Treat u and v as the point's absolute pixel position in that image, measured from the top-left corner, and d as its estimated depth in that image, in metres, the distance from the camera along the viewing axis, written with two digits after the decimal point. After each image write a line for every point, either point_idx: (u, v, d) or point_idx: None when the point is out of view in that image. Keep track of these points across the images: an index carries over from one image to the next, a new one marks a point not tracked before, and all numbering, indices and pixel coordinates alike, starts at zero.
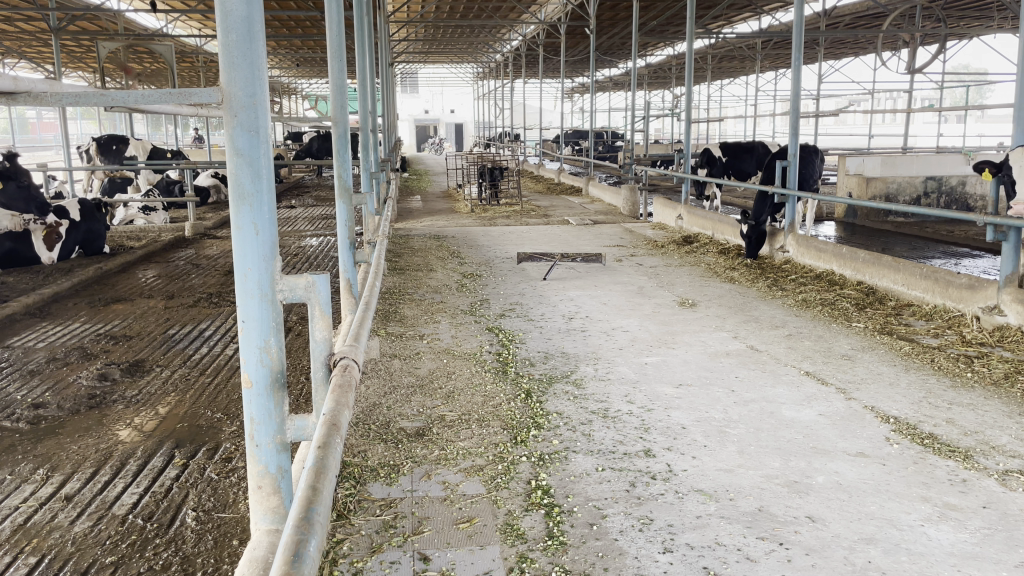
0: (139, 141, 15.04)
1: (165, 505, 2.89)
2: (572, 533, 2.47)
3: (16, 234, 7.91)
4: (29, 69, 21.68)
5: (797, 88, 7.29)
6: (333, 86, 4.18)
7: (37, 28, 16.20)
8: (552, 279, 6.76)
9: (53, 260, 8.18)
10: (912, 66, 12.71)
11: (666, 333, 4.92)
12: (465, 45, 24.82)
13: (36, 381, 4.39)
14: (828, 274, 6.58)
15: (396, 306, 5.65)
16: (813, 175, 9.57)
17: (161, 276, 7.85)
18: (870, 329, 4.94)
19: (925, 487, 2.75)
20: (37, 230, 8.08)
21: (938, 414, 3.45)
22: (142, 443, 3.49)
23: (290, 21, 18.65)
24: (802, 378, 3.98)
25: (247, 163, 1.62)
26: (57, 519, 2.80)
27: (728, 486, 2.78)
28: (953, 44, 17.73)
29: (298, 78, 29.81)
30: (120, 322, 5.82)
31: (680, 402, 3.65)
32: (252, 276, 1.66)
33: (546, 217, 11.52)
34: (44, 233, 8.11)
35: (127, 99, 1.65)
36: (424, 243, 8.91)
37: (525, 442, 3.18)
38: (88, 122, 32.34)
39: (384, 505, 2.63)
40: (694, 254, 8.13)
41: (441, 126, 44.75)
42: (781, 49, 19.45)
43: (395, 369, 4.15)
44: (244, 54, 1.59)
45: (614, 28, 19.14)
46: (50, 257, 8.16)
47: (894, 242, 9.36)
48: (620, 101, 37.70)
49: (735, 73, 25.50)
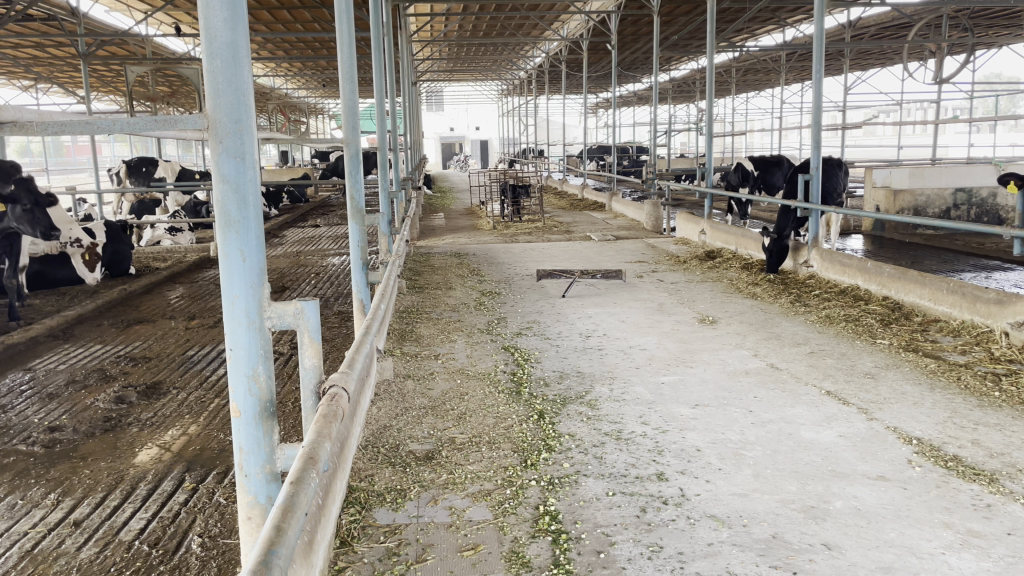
0: (167, 163, 15.26)
1: (172, 530, 2.87)
2: (579, 561, 2.41)
3: (49, 257, 8.07)
4: (62, 94, 22.13)
5: (819, 100, 7.16)
6: (345, 106, 4.18)
7: (68, 54, 16.53)
8: (571, 296, 6.71)
9: (96, 280, 8.31)
10: (939, 76, 12.52)
11: (684, 351, 4.84)
12: (488, 63, 24.94)
13: (54, 404, 4.41)
14: (853, 290, 6.45)
15: (413, 325, 5.63)
16: (837, 188, 9.43)
17: (185, 297, 7.92)
18: (894, 346, 4.82)
19: (946, 513, 2.65)
20: (76, 254, 8.17)
21: (963, 435, 3.34)
22: (154, 467, 3.49)
23: (314, 43, 18.86)
24: (822, 398, 3.88)
25: (232, 190, 1.60)
26: (65, 545, 2.79)
27: (743, 512, 2.70)
28: (983, 53, 17.46)
29: (324, 98, 30.16)
30: (141, 344, 5.86)
31: (696, 423, 3.57)
32: (238, 303, 1.64)
33: (568, 233, 11.48)
34: (83, 257, 8.21)
35: (113, 126, 1.63)
36: (445, 261, 8.92)
37: (535, 465, 3.12)
38: (120, 145, 32.96)
39: (388, 531, 2.59)
40: (716, 269, 8.03)
41: (466, 143, 45.01)
42: (806, 61, 19.28)
43: (408, 390, 4.12)
44: (229, 79, 1.57)
45: (636, 44, 19.11)
46: (95, 277, 8.30)
47: (923, 256, 9.18)
48: (644, 116, 37.68)
49: (760, 86, 25.33)
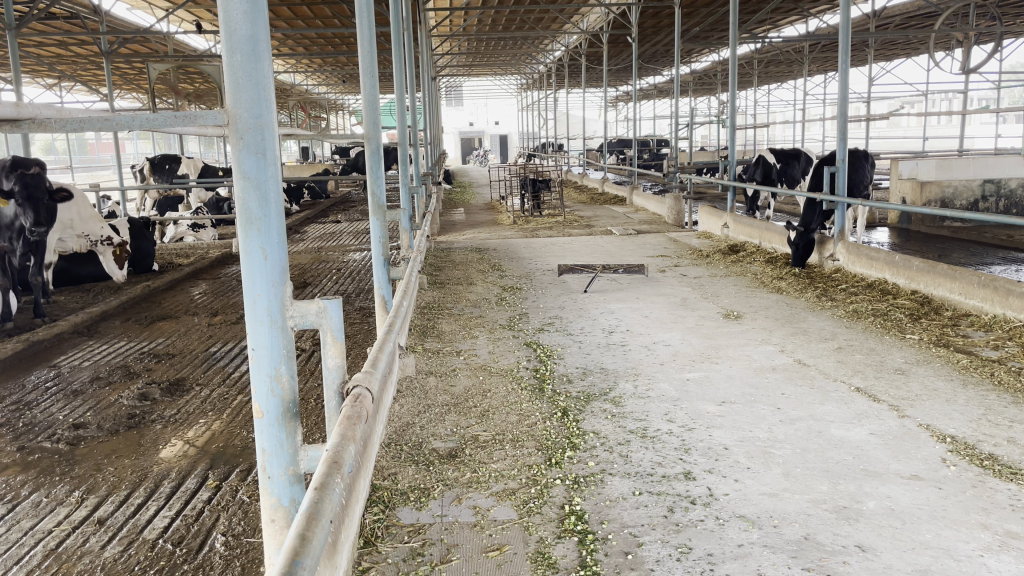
0: (189, 160, 15.35)
1: (195, 529, 2.86)
2: (606, 563, 2.37)
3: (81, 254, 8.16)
4: (87, 92, 22.33)
5: (845, 91, 7.04)
6: (364, 101, 4.14)
7: (91, 52, 16.65)
8: (593, 291, 6.66)
9: (123, 276, 8.27)
10: (966, 66, 12.29)
11: (709, 347, 4.78)
12: (508, 57, 24.87)
13: (79, 401, 4.43)
14: (880, 284, 6.35)
15: (434, 321, 5.60)
16: (864, 180, 9.28)
17: (208, 293, 7.94)
18: (924, 341, 4.73)
19: (984, 513, 2.58)
20: (106, 250, 8.23)
21: (998, 432, 3.26)
22: (177, 465, 3.48)
23: (334, 38, 18.88)
24: (852, 395, 3.81)
25: (254, 187, 1.56)
26: (89, 543, 2.79)
27: (773, 512, 2.64)
28: (1010, 42, 17.16)
29: (344, 94, 30.26)
30: (164, 341, 5.87)
31: (723, 421, 3.51)
32: (260, 302, 1.60)
33: (589, 228, 11.42)
34: (113, 253, 8.26)
35: (132, 122, 1.60)
36: (465, 256, 8.89)
37: (560, 463, 3.08)
38: (143, 142, 33.28)
39: (412, 531, 2.56)
40: (740, 263, 7.94)
41: (485, 138, 44.97)
42: (829, 52, 19.06)
43: (431, 387, 4.09)
44: (249, 73, 1.54)
45: (657, 36, 18.98)
46: (122, 275, 8.30)
47: (951, 249, 9.03)
48: (665, 109, 37.43)
49: (782, 78, 25.07)
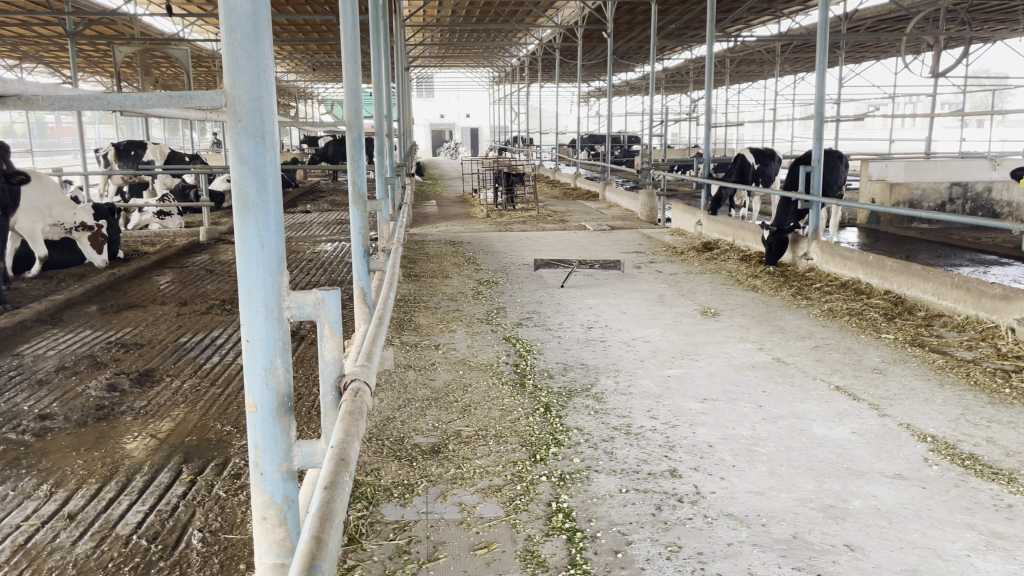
0: (156, 146, 15.06)
1: (170, 525, 2.77)
2: (596, 561, 2.34)
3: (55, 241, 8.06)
4: (49, 74, 21.79)
5: (821, 92, 7.06)
6: (347, 90, 4.06)
7: (55, 33, 16.21)
8: (570, 286, 6.64)
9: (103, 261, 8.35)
10: (936, 70, 12.48)
11: (688, 344, 4.78)
12: (481, 49, 24.74)
13: (44, 391, 4.30)
14: (854, 283, 6.41)
15: (411, 314, 5.54)
16: (837, 181, 9.36)
17: (175, 282, 7.77)
18: (900, 341, 4.77)
19: (968, 513, 2.60)
20: (82, 237, 8.17)
21: (977, 432, 3.30)
22: (149, 458, 3.38)
23: (306, 26, 18.63)
24: (832, 394, 3.82)
25: (251, 172, 1.50)
26: (59, 539, 2.69)
27: (761, 511, 2.63)
28: (977, 47, 17.47)
29: (314, 82, 29.91)
30: (132, 330, 5.73)
31: (706, 418, 3.50)
32: (256, 292, 1.54)
33: (562, 223, 11.40)
34: (89, 239, 8.21)
35: (123, 102, 1.52)
36: (439, 249, 8.82)
37: (544, 460, 3.05)
38: (106, 126, 32.62)
39: (397, 528, 2.51)
40: (715, 261, 7.97)
41: (456, 130, 44.77)
42: (801, 52, 19.23)
43: (410, 381, 4.03)
44: (250, 54, 1.48)
45: (631, 33, 19.01)
46: (102, 260, 8.34)
47: (919, 250, 9.16)
48: (637, 105, 37.56)
49: (753, 77, 25.26)
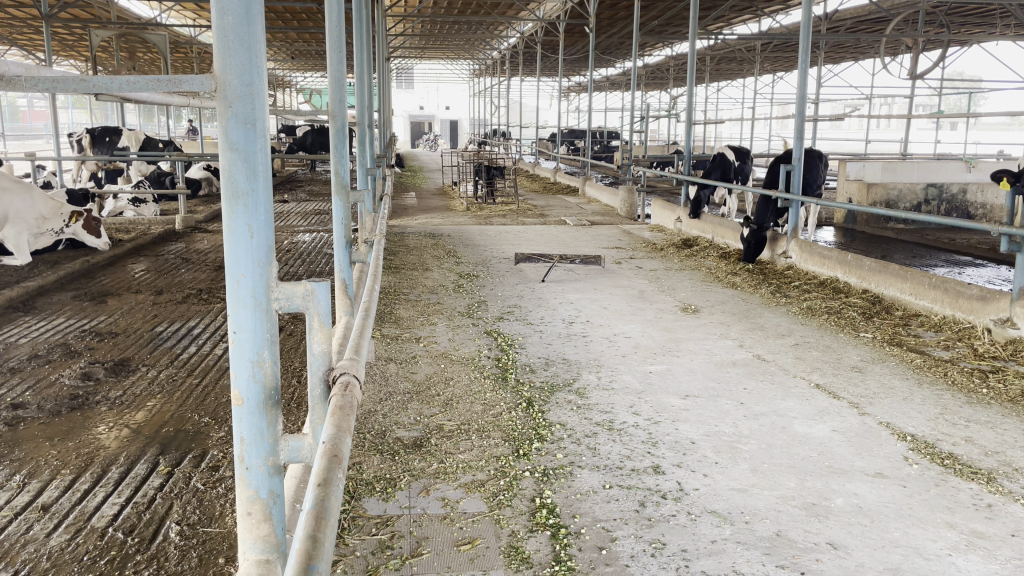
0: (131, 132, 14.85)
1: (147, 517, 2.72)
2: (581, 558, 2.33)
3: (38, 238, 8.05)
4: (21, 57, 21.40)
5: (803, 91, 7.08)
6: (331, 80, 4.02)
7: (28, 16, 15.88)
8: (551, 281, 6.62)
9: (106, 245, 8.43)
10: (914, 70, 12.57)
11: (669, 340, 4.78)
12: (462, 41, 24.62)
13: (16, 379, 4.20)
14: (832, 282, 6.45)
15: (391, 307, 5.50)
16: (817, 180, 9.43)
17: (151, 270, 7.66)
18: (878, 340, 4.82)
19: (949, 512, 2.62)
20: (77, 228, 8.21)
21: (956, 431, 3.33)
22: (125, 449, 3.33)
23: (286, 13, 18.42)
24: (813, 392, 3.84)
25: (242, 158, 1.47)
26: (33, 531, 2.63)
27: (744, 508, 2.64)
28: (953, 51, 17.68)
29: (293, 70, 29.59)
30: (106, 319, 5.64)
31: (688, 414, 3.50)
32: (244, 283, 1.51)
33: (542, 217, 11.38)
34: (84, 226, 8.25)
35: (110, 85, 1.48)
36: (419, 241, 8.77)
37: (528, 455, 3.03)
38: (79, 111, 32.11)
39: (380, 523, 2.49)
40: (694, 258, 8.00)
41: (436, 122, 44.56)
42: (780, 52, 19.33)
43: (391, 374, 4.00)
44: (241, 38, 1.45)
45: (613, 28, 19.01)
46: (104, 243, 8.41)
47: (895, 250, 9.26)
48: (617, 101, 37.64)
49: (733, 75, 25.37)
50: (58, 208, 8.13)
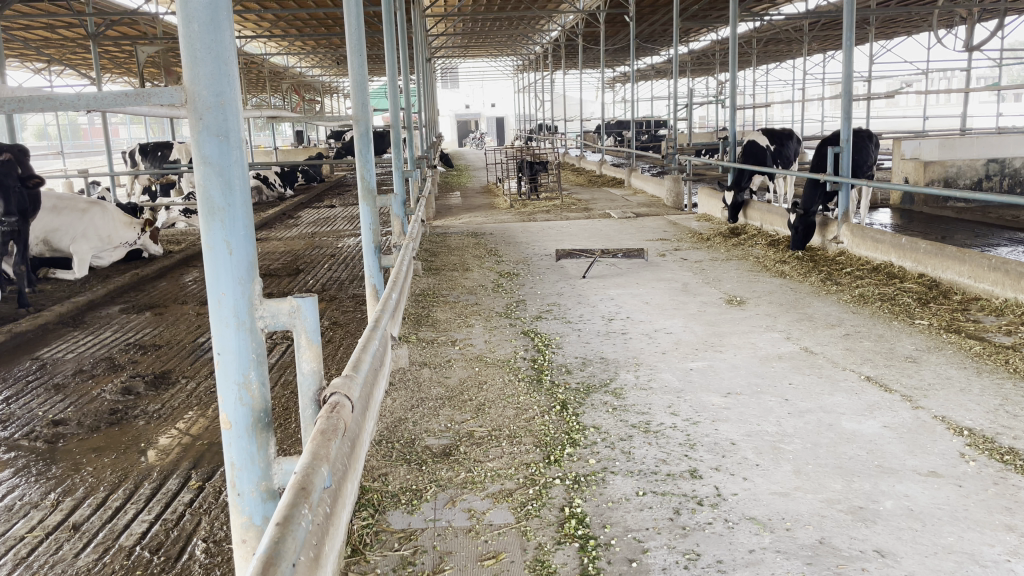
0: (181, 145, 15.15)
1: (175, 535, 2.71)
2: (608, 572, 2.22)
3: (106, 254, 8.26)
4: (78, 77, 22.05)
5: (849, 69, 6.77)
6: (353, 84, 3.95)
7: (78, 35, 16.28)
8: (592, 277, 6.50)
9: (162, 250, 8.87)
10: (970, 42, 12.05)
11: (712, 335, 4.62)
12: (503, 38, 24.57)
13: (60, 396, 4.26)
14: (886, 267, 6.18)
15: (429, 309, 5.45)
16: (868, 160, 9.11)
17: (198, 280, 7.76)
18: (934, 327, 4.58)
19: (1008, 514, 2.43)
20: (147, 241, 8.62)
21: (1017, 424, 3.11)
22: (160, 464, 3.33)
23: (326, 19, 18.61)
24: (862, 385, 3.65)
25: (216, 173, 1.40)
26: (62, 551, 2.64)
27: (785, 514, 2.50)
28: (1011, 19, 16.98)
29: (338, 77, 29.93)
30: (151, 331, 5.71)
31: (729, 413, 3.36)
32: (226, 302, 1.44)
33: (586, 211, 11.24)
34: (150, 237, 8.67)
35: (77, 102, 1.41)
36: (461, 241, 8.73)
37: (559, 462, 2.93)
38: (135, 126, 33.03)
39: (403, 538, 2.42)
40: (742, 246, 7.78)
41: (482, 120, 44.63)
42: (830, 30, 18.81)
43: (424, 379, 3.93)
44: (208, 46, 1.37)
45: (654, 16, 18.72)
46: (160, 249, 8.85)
47: (955, 230, 8.88)
48: (663, 90, 37.19)
49: (781, 57, 24.80)
50: (130, 222, 8.43)
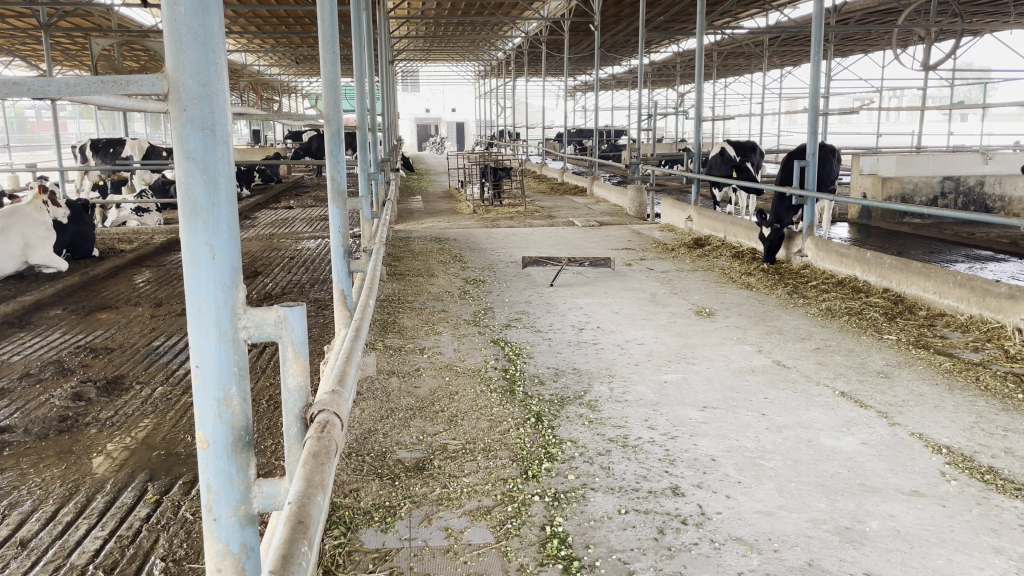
0: (134, 141, 14.73)
1: (131, 552, 2.55)
2: None
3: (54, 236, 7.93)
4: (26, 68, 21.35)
5: (816, 85, 6.81)
6: (325, 83, 3.80)
7: (29, 25, 15.77)
8: (559, 285, 6.43)
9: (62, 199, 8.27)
10: (928, 61, 12.25)
11: (684, 346, 4.58)
12: (466, 43, 24.45)
13: (5, 401, 4.04)
14: (851, 281, 6.22)
15: (395, 316, 5.30)
16: (831, 175, 9.24)
17: (152, 281, 7.50)
18: (903, 342, 4.60)
19: (994, 535, 2.41)
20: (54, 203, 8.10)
21: (994, 442, 3.11)
22: (113, 475, 3.16)
23: (287, 18, 18.32)
24: (837, 401, 3.63)
25: (200, 170, 1.28)
26: (8, 571, 2.47)
27: (771, 534, 2.44)
28: (965, 41, 17.40)
29: (297, 77, 29.54)
30: (103, 333, 5.47)
31: (707, 428, 3.30)
32: (207, 310, 1.32)
33: (550, 218, 11.19)
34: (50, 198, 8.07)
35: (48, 88, 1.27)
36: (424, 246, 8.59)
37: (537, 477, 2.84)
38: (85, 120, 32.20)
39: (378, 558, 2.30)
40: (707, 257, 7.79)
41: (441, 125, 44.46)
42: (789, 45, 19.11)
43: (393, 389, 3.81)
44: (196, 31, 1.26)
45: (618, 26, 18.79)
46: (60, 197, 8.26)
47: (913, 246, 9.03)
48: (623, 100, 37.49)
49: (740, 71, 25.14)
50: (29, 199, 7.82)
